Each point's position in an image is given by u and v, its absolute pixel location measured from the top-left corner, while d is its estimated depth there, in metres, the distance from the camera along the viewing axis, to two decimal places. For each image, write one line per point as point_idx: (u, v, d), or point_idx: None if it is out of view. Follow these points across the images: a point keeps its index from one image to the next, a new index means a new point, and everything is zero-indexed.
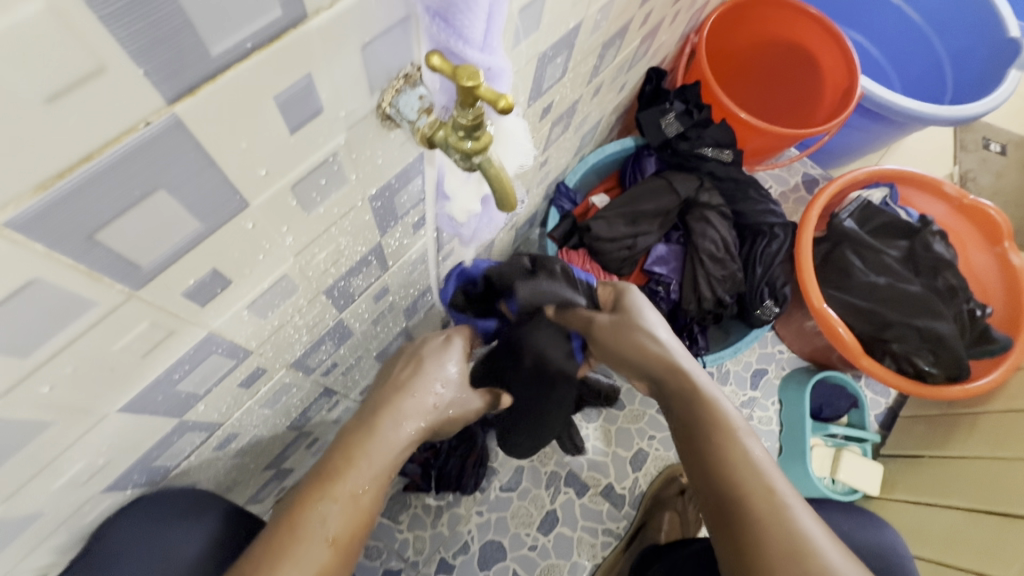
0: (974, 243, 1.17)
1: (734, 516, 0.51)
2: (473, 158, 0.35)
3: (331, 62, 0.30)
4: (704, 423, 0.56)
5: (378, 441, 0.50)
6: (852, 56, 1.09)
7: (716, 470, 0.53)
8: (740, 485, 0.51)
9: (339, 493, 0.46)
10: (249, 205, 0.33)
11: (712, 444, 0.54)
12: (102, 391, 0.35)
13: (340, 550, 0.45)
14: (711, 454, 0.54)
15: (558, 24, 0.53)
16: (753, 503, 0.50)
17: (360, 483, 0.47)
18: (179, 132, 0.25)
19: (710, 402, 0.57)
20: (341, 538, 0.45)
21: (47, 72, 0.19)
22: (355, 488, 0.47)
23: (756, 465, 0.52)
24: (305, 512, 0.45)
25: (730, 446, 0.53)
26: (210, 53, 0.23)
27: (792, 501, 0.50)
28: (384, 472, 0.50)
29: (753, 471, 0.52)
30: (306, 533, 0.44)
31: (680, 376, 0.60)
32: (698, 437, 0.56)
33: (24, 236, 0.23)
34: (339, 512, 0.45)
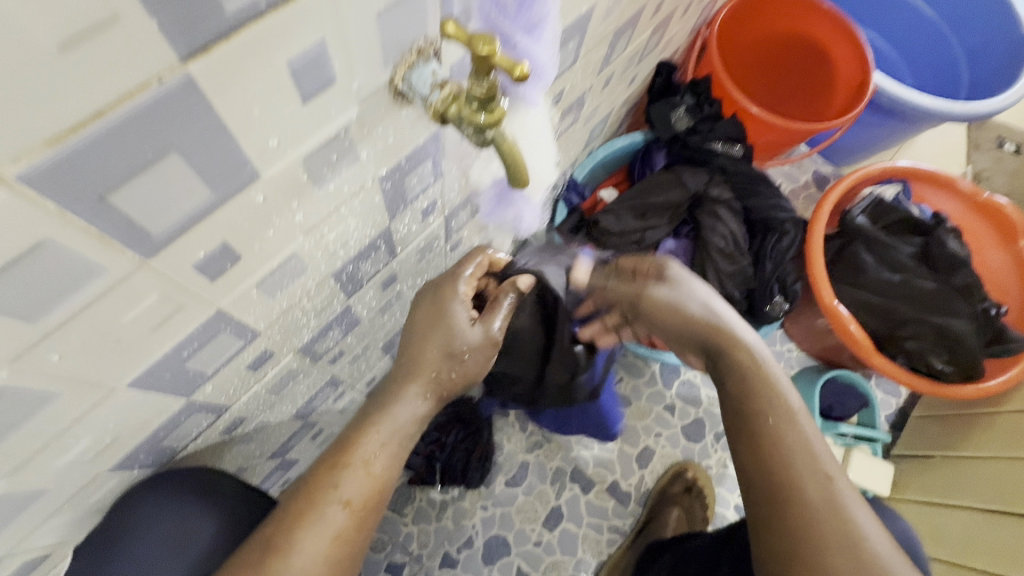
0: (989, 241, 1.15)
1: (782, 499, 0.49)
2: (486, 132, 0.35)
3: (345, 29, 0.30)
4: (760, 406, 0.53)
5: (393, 416, 0.49)
6: (866, 50, 1.07)
7: (772, 455, 0.51)
8: (793, 470, 0.50)
9: (352, 461, 0.46)
10: (260, 177, 0.33)
11: (769, 428, 0.52)
12: (111, 364, 0.35)
13: (359, 513, 0.46)
14: (768, 437, 0.51)
15: (571, 7, 0.52)
16: (805, 488, 0.49)
17: (373, 457, 0.47)
18: (192, 93, 0.25)
19: (771, 386, 0.53)
20: (353, 509, 0.46)
21: (61, 19, 0.19)
22: (370, 461, 0.47)
23: (811, 452, 0.51)
24: (321, 480, 0.45)
25: (787, 432, 0.51)
26: (224, 11, 0.23)
27: (844, 488, 0.50)
28: (399, 448, 0.49)
29: (809, 458, 0.50)
30: (322, 502, 0.45)
31: (738, 356, 0.55)
32: (753, 418, 0.53)
33: (36, 193, 0.22)
34: (355, 480, 0.46)
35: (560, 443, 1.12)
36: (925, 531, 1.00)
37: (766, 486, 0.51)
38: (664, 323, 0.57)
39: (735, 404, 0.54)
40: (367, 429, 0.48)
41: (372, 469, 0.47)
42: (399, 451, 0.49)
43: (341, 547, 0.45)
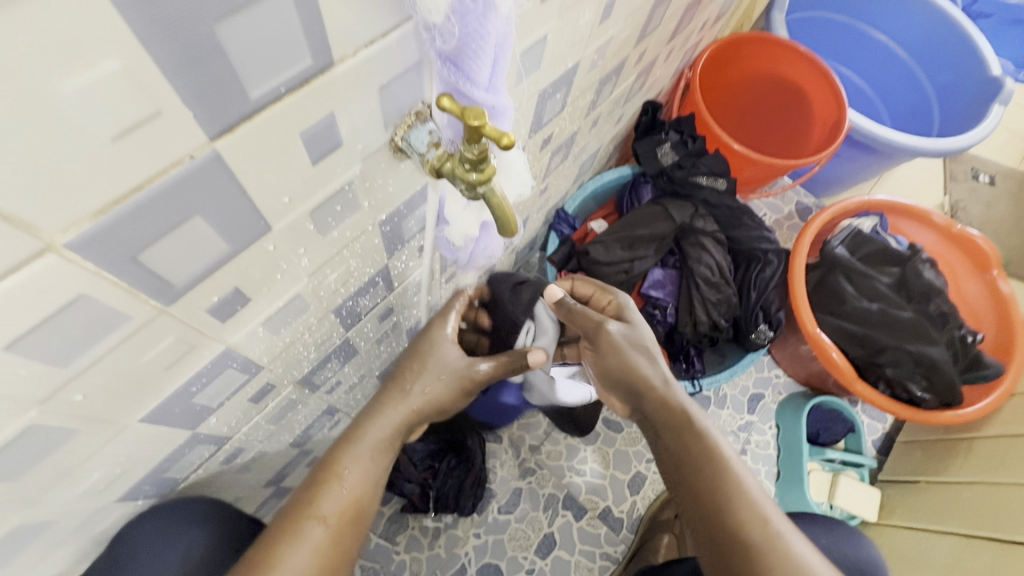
0: (963, 270, 1.20)
1: (727, 544, 0.54)
2: (477, 188, 0.38)
3: (351, 101, 0.33)
4: (700, 455, 0.59)
5: (369, 437, 0.53)
6: (841, 91, 1.14)
7: (713, 504, 0.56)
8: (734, 514, 0.55)
9: (332, 477, 0.51)
10: (271, 229, 0.36)
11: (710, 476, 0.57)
12: (128, 401, 0.37)
13: (336, 529, 0.49)
14: (708, 485, 0.57)
15: (558, 64, 0.57)
16: (747, 530, 0.54)
17: (350, 474, 0.51)
18: (218, 165, 0.28)
19: (703, 434, 0.60)
20: (332, 524, 0.49)
21: (114, 116, 0.22)
22: (346, 478, 0.51)
23: (749, 495, 0.56)
24: (299, 502, 0.49)
25: (727, 477, 0.57)
26: (249, 97, 0.26)
27: (783, 530, 0.54)
28: (375, 470, 0.53)
29: (746, 500, 0.56)
30: (301, 519, 0.48)
31: (674, 409, 0.61)
32: (694, 467, 0.59)
33: (78, 257, 0.25)
34: (331, 497, 0.50)
35: (552, 469, 1.13)
36: (906, 555, 1.00)
37: (714, 533, 0.56)
38: (613, 359, 0.63)
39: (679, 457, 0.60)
40: (345, 447, 0.52)
41: (348, 487, 0.51)
42: (376, 472, 0.53)
43: (322, 564, 0.47)
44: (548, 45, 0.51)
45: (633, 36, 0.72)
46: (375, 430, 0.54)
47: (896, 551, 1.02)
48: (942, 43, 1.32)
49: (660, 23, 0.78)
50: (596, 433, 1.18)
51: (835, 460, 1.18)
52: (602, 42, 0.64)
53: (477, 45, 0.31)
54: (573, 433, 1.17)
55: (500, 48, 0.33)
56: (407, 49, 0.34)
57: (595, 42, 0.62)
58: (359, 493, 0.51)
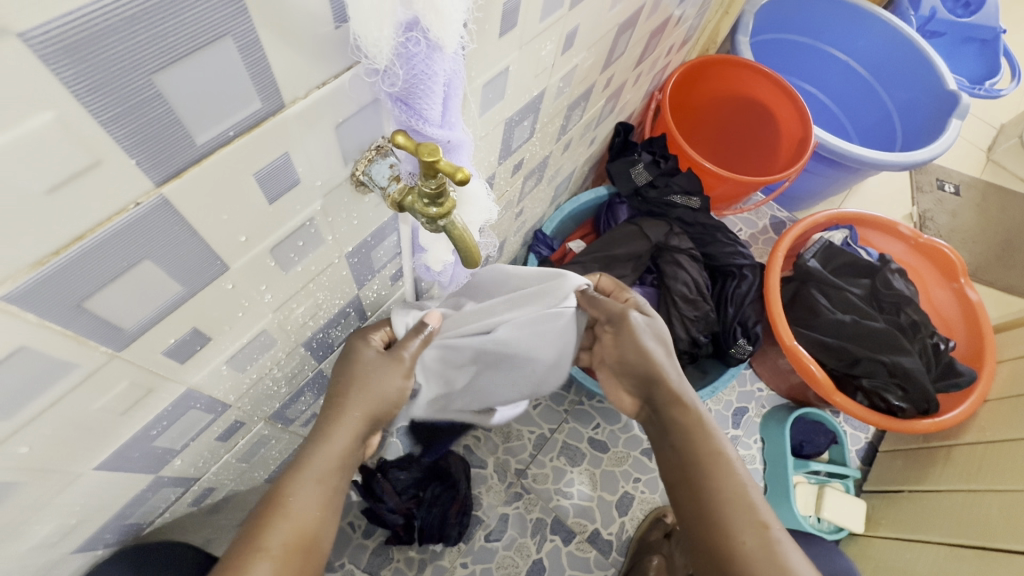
0: (932, 279, 1.24)
1: (727, 551, 0.50)
2: (437, 221, 0.38)
3: (306, 139, 0.33)
4: (706, 449, 0.55)
5: (317, 460, 0.48)
6: (805, 109, 1.17)
7: (711, 505, 0.52)
8: (737, 512, 0.51)
9: (281, 510, 0.45)
10: (228, 269, 0.36)
11: (710, 471, 0.53)
12: (80, 450, 0.36)
13: (287, 565, 0.43)
14: (704, 479, 0.53)
15: (522, 93, 0.58)
16: (744, 535, 0.49)
17: (298, 505, 0.46)
18: (166, 210, 0.28)
19: (710, 433, 0.56)
20: (281, 558, 0.43)
21: (49, 170, 0.22)
22: (294, 508, 0.45)
23: (748, 500, 0.51)
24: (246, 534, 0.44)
25: (725, 483, 0.52)
26: (196, 142, 0.26)
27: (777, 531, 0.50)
28: (329, 485, 0.48)
29: (748, 504, 0.51)
30: (246, 554, 0.42)
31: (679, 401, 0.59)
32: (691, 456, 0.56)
33: (18, 308, 0.25)
34: (282, 528, 0.44)
35: (539, 493, 1.12)
36: (893, 566, 0.99)
37: (711, 539, 0.51)
38: (633, 345, 0.61)
39: (674, 451, 0.57)
40: (297, 473, 0.47)
41: (298, 511, 0.45)
42: (327, 493, 0.48)
43: None
44: (510, 77, 0.52)
45: (599, 63, 0.74)
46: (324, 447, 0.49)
47: (882, 562, 1.02)
48: (900, 61, 1.37)
49: (625, 50, 0.80)
50: (583, 455, 1.17)
51: (820, 472, 1.18)
52: (568, 71, 0.66)
53: (426, 84, 0.31)
54: (560, 454, 1.16)
55: (451, 85, 0.33)
56: (362, 90, 0.34)
57: (560, 71, 0.64)
58: (313, 514, 0.46)
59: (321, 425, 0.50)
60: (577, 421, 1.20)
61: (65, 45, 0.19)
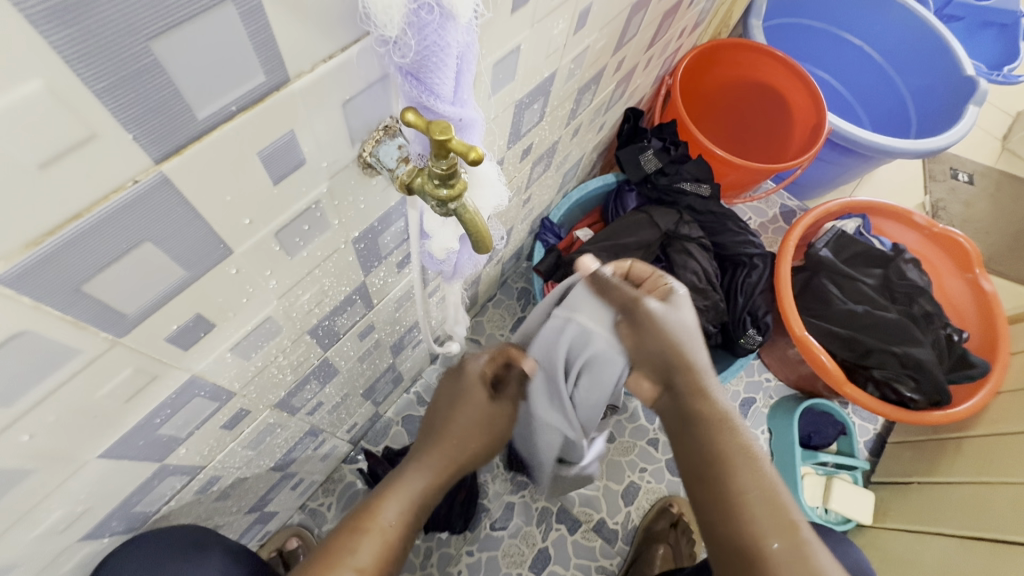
0: (945, 269, 1.21)
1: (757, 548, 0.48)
2: (448, 204, 0.37)
3: (312, 117, 0.32)
4: (721, 450, 0.52)
5: (408, 485, 0.52)
6: (819, 94, 1.15)
7: (741, 503, 0.49)
8: (754, 517, 0.49)
9: (371, 527, 0.47)
10: (233, 252, 0.35)
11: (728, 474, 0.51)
12: (84, 438, 0.35)
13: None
14: (723, 481, 0.51)
15: (533, 74, 0.56)
16: (768, 539, 0.48)
17: (390, 524, 0.49)
18: (166, 189, 0.26)
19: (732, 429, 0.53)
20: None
21: (41, 143, 0.20)
22: (383, 523, 0.48)
23: (769, 505, 0.49)
24: (338, 544, 0.45)
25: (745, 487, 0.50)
26: (197, 117, 0.25)
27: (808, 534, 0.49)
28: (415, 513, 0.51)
29: (770, 509, 0.49)
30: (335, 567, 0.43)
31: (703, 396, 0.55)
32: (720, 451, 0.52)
33: (12, 291, 0.24)
34: (371, 545, 0.46)
35: (545, 482, 1.11)
36: (901, 557, 0.98)
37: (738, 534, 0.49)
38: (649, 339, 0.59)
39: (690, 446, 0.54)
40: (385, 497, 0.50)
41: (386, 525, 0.48)
42: (412, 516, 0.51)
43: None
44: (521, 56, 0.50)
45: (610, 45, 0.72)
46: (418, 471, 0.54)
47: (890, 553, 1.01)
48: (917, 46, 1.34)
49: (638, 32, 0.78)
50: None
51: (828, 463, 1.17)
52: (579, 52, 0.64)
53: (438, 57, 0.30)
54: None
55: (463, 58, 0.32)
56: (369, 65, 0.33)
57: (571, 52, 0.62)
58: (400, 529, 0.49)
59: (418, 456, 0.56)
60: None
61: (55, 7, 0.18)
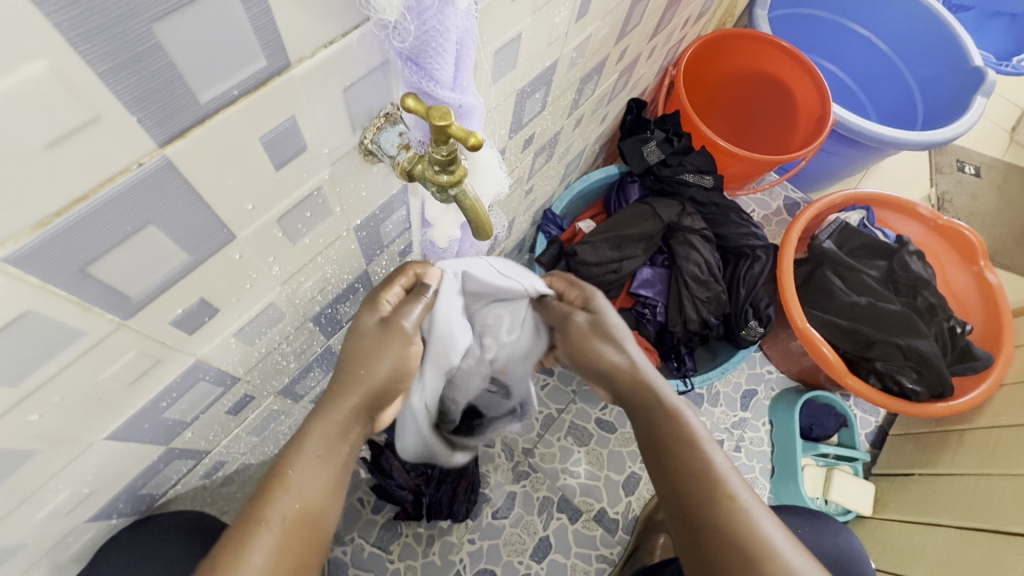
0: (950, 261, 1.21)
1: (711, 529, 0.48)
2: (449, 190, 0.37)
3: (313, 104, 0.32)
4: (670, 442, 0.54)
5: (317, 432, 0.47)
6: (824, 85, 1.14)
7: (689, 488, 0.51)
8: (703, 491, 0.50)
9: (278, 484, 0.44)
10: (235, 238, 0.35)
11: (676, 452, 0.53)
12: (91, 420, 0.36)
13: (288, 532, 0.43)
14: (675, 463, 0.53)
15: (535, 62, 0.56)
16: (712, 512, 0.49)
17: (300, 482, 0.45)
18: (170, 172, 0.27)
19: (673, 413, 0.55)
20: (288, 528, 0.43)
21: (47, 124, 0.21)
22: (294, 483, 0.45)
23: (715, 473, 0.50)
24: (245, 517, 0.43)
25: (695, 462, 0.51)
26: (199, 100, 0.25)
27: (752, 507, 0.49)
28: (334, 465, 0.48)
29: (711, 480, 0.50)
30: (247, 524, 0.42)
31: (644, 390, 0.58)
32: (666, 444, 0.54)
33: (21, 271, 0.24)
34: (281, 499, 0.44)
35: (547, 472, 1.12)
36: (902, 549, 0.99)
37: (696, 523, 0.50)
38: (580, 347, 0.63)
39: (647, 439, 0.56)
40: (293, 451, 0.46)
41: (301, 489, 0.45)
42: (330, 470, 0.47)
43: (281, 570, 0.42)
44: (522, 44, 0.50)
45: (613, 34, 0.71)
46: (324, 423, 0.48)
47: (890, 544, 1.02)
48: (924, 36, 1.32)
49: (640, 21, 0.78)
50: (589, 435, 1.17)
51: (828, 455, 1.17)
52: (581, 40, 0.64)
53: (438, 43, 0.30)
54: (566, 435, 1.16)
55: (463, 43, 0.32)
56: (370, 50, 0.33)
57: (573, 41, 0.61)
58: (318, 491, 0.46)
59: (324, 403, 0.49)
60: (585, 401, 1.20)
61: None
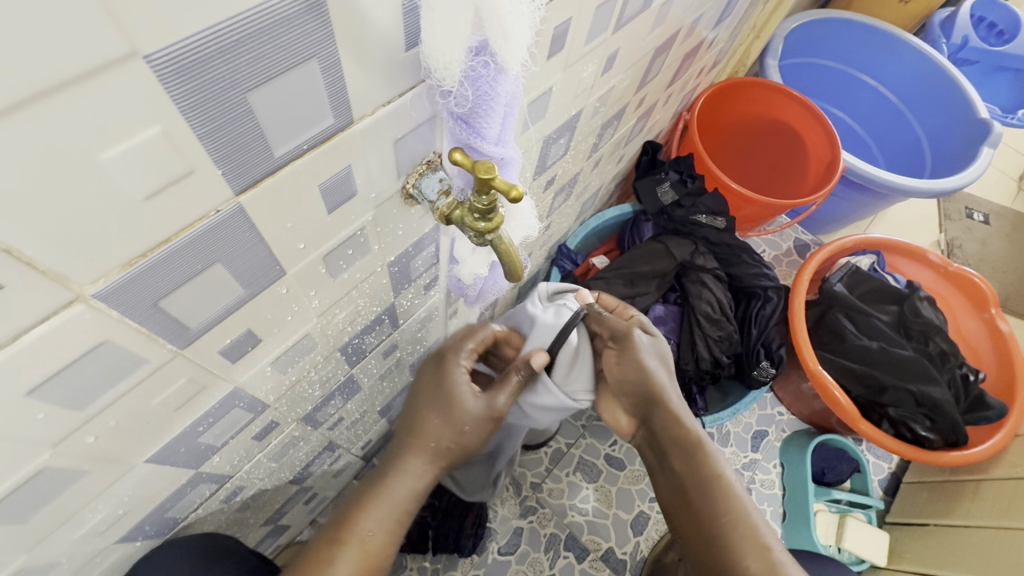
0: (962, 309, 1.21)
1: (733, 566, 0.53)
2: (485, 235, 0.39)
3: (367, 155, 0.35)
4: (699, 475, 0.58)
5: (393, 491, 0.51)
6: (834, 134, 1.18)
7: (714, 522, 0.55)
8: (739, 535, 0.53)
9: (350, 539, 0.48)
10: (285, 274, 0.37)
11: (714, 494, 0.56)
12: (137, 443, 0.38)
13: None
14: (711, 501, 0.56)
15: (563, 111, 0.59)
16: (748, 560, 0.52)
17: (366, 533, 0.49)
18: (241, 217, 0.29)
19: (713, 456, 0.58)
20: None
21: (148, 178, 0.23)
22: (363, 536, 0.48)
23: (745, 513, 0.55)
24: (318, 557, 0.47)
25: (732, 506, 0.55)
26: (274, 154, 0.28)
27: (783, 557, 0.52)
28: (395, 523, 0.51)
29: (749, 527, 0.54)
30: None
31: (685, 427, 0.60)
32: (697, 478, 0.58)
33: (105, 307, 0.26)
34: (350, 557, 0.47)
35: (555, 508, 1.11)
36: None
37: (715, 555, 0.55)
38: (634, 362, 0.60)
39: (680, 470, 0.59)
40: (367, 506, 0.50)
41: (366, 539, 0.48)
42: (397, 525, 0.51)
43: None
44: (553, 96, 0.54)
45: (633, 84, 0.75)
46: (402, 480, 0.51)
47: None
48: (930, 89, 1.37)
49: (660, 71, 0.82)
50: (598, 471, 1.16)
51: (841, 501, 1.15)
52: (605, 91, 0.67)
53: (488, 105, 0.33)
54: (575, 470, 1.16)
55: (509, 107, 0.35)
56: (421, 108, 0.36)
57: (597, 92, 0.65)
58: (376, 545, 0.49)
59: (395, 461, 0.53)
60: (594, 436, 1.20)
61: (179, 64, 0.21)
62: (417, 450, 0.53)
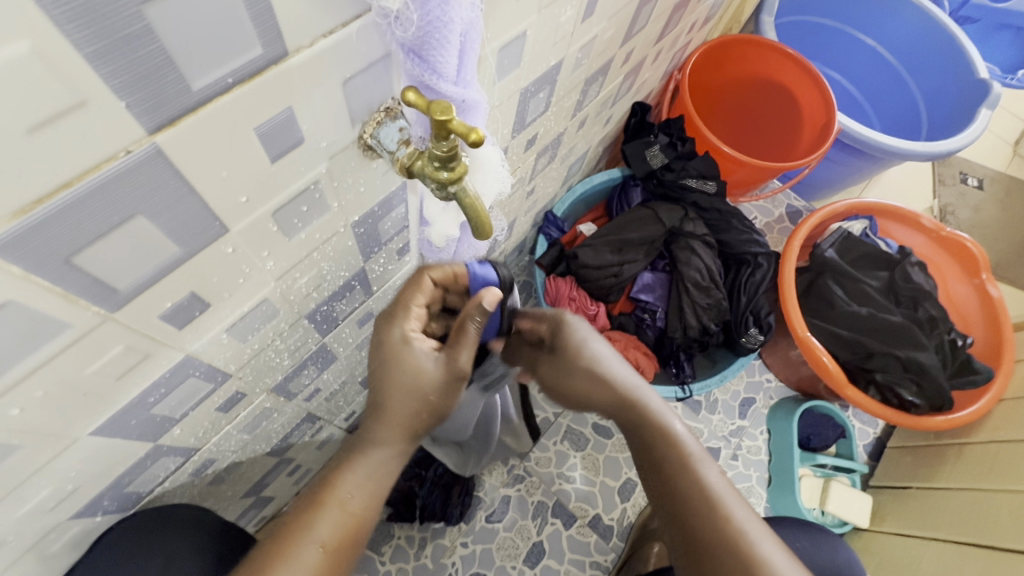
0: (952, 273, 1.20)
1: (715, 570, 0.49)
2: (449, 187, 0.36)
3: (311, 94, 0.31)
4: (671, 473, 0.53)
5: (366, 458, 0.48)
6: (829, 94, 1.13)
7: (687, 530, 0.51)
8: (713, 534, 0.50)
9: (330, 501, 0.46)
10: (228, 231, 0.34)
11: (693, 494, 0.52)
12: (78, 414, 0.35)
13: (332, 557, 0.45)
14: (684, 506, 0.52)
15: (539, 61, 0.55)
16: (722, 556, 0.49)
17: (351, 497, 0.47)
18: (160, 161, 0.26)
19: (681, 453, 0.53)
20: (327, 554, 0.45)
21: (28, 107, 0.20)
22: (345, 501, 0.47)
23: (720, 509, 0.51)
24: (290, 526, 0.45)
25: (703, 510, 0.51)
26: (192, 88, 0.25)
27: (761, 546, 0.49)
28: (357, 513, 0.47)
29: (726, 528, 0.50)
30: (295, 542, 0.44)
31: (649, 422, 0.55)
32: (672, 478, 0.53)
33: (0, 260, 0.23)
34: (330, 520, 0.45)
35: (542, 477, 1.11)
36: (898, 562, 0.98)
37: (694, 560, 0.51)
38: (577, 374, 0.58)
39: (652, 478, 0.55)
40: (344, 469, 0.48)
41: (350, 493, 0.47)
42: (378, 488, 0.49)
43: None
44: (528, 42, 0.49)
45: (618, 36, 0.70)
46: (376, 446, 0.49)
47: (885, 558, 1.01)
48: (929, 48, 1.32)
49: (646, 23, 0.77)
50: (586, 439, 1.16)
51: (826, 465, 1.16)
52: (586, 41, 0.63)
53: (441, 34, 0.29)
54: (563, 439, 1.15)
55: (466, 36, 0.31)
56: (371, 42, 0.32)
57: (578, 41, 0.61)
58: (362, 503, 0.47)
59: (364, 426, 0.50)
60: None
61: None
62: (387, 421, 0.49)
